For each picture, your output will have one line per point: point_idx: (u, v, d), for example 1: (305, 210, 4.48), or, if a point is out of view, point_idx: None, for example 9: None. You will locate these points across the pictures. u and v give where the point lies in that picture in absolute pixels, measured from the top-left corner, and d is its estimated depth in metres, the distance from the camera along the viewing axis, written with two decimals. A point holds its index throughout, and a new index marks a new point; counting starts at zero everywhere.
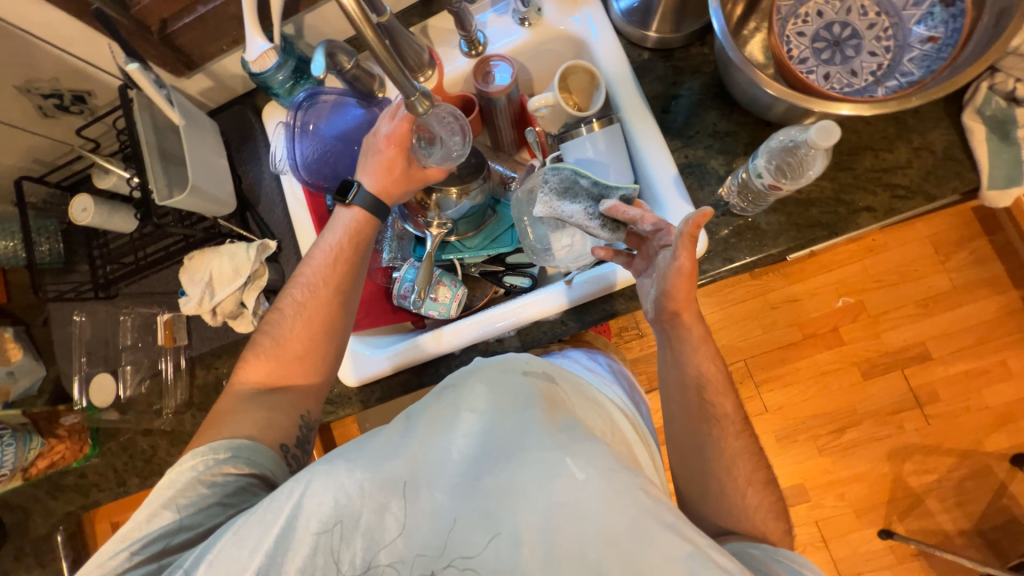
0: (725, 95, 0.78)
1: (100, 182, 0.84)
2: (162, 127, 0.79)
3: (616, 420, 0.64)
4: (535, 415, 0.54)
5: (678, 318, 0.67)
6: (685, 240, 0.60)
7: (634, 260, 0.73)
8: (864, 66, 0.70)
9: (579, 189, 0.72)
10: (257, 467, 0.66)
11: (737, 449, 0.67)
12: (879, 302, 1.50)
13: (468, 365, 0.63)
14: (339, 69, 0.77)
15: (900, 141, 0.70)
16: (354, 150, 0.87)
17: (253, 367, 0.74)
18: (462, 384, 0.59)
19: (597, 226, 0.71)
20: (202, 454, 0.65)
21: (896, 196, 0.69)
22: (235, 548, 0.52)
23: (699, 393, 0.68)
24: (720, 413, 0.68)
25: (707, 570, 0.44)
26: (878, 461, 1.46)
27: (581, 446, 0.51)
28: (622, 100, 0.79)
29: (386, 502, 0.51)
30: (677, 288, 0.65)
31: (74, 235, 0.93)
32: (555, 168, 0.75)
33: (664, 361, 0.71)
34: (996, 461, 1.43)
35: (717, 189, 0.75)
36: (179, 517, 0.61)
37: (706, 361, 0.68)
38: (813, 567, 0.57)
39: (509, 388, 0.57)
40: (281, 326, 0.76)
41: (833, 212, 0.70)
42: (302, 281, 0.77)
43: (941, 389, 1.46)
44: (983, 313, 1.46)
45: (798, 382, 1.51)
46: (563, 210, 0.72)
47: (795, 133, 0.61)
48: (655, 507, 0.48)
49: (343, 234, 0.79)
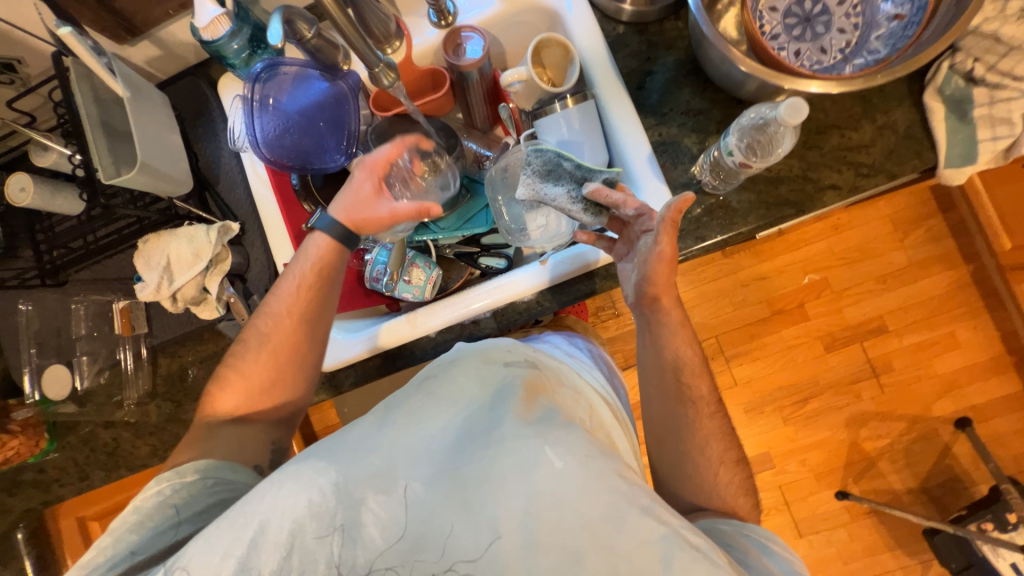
0: (698, 71, 0.77)
1: (38, 159, 0.78)
2: (105, 100, 0.73)
3: (595, 407, 0.65)
4: (515, 406, 0.54)
5: (655, 299, 0.68)
6: (667, 224, 0.62)
7: (615, 244, 0.74)
8: (833, 43, 0.71)
9: (562, 173, 0.71)
10: (230, 484, 0.64)
11: (707, 423, 0.69)
12: (842, 279, 1.56)
13: (450, 353, 0.64)
14: (298, 38, 0.71)
15: (865, 120, 0.72)
16: (318, 125, 0.83)
17: (245, 365, 0.71)
18: (443, 375, 0.60)
19: (580, 210, 0.70)
20: (166, 479, 0.62)
21: (860, 174, 0.71)
22: (207, 556, 0.48)
23: (674, 371, 0.70)
24: (694, 394, 0.70)
25: (681, 550, 0.46)
26: (837, 428, 1.55)
27: (558, 435, 0.52)
28: (597, 76, 0.77)
29: (362, 497, 0.49)
30: (657, 273, 0.66)
31: (13, 217, 0.86)
32: (536, 149, 0.73)
33: (641, 342, 0.73)
34: (942, 425, 1.54)
35: (689, 168, 0.76)
36: (145, 541, 0.58)
37: (680, 343, 0.70)
38: (776, 538, 0.61)
39: (488, 378, 0.58)
40: (240, 358, 0.72)
41: (800, 190, 0.72)
42: (266, 311, 0.73)
43: (895, 359, 1.56)
44: (936, 287, 1.54)
45: (766, 356, 1.57)
46: (545, 192, 0.71)
47: (766, 110, 0.61)
48: (631, 492, 0.49)
49: (309, 262, 0.73)
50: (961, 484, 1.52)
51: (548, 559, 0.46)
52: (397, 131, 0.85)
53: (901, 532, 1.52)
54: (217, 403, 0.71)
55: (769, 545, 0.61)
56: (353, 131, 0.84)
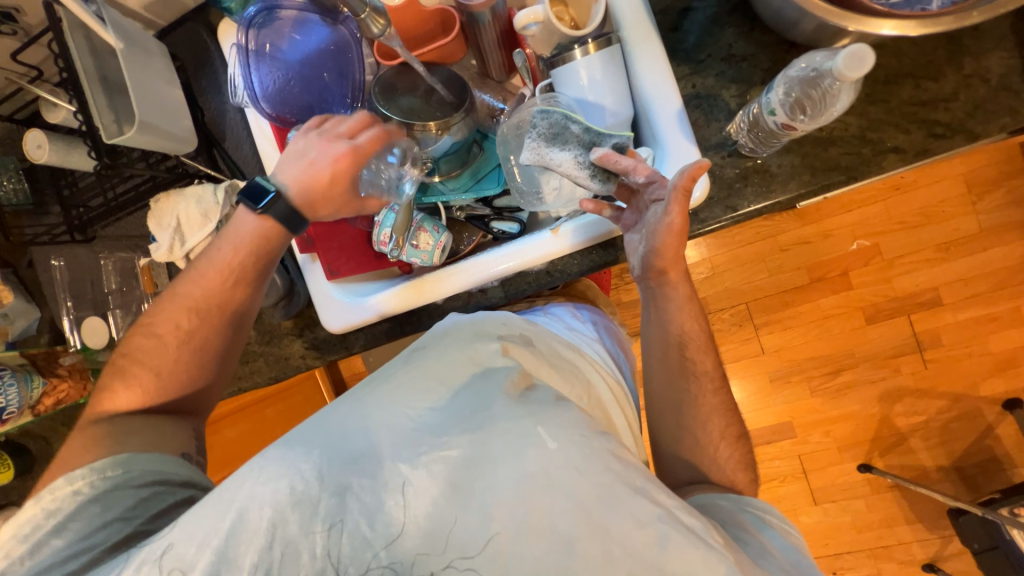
0: (746, 7, 0.65)
1: (49, 116, 0.79)
2: (101, 53, 0.70)
3: (592, 384, 0.67)
4: (504, 385, 0.55)
5: (662, 273, 0.65)
6: (679, 194, 0.59)
7: (623, 213, 0.69)
8: None
9: (569, 135, 0.67)
10: (159, 475, 0.61)
11: (712, 401, 0.67)
12: (896, 245, 1.42)
13: (441, 325, 0.65)
14: None
15: (949, 66, 0.60)
16: (321, 75, 0.79)
17: (165, 350, 0.68)
18: (432, 348, 0.61)
19: (587, 176, 0.68)
20: (82, 478, 0.59)
21: (932, 135, 0.60)
22: (184, 546, 0.49)
23: (678, 345, 0.67)
24: (699, 369, 0.67)
25: (675, 531, 0.46)
26: (868, 402, 1.48)
27: (551, 415, 0.51)
28: (623, 15, 0.67)
29: (347, 484, 0.50)
30: (666, 245, 0.63)
31: (39, 173, 0.89)
32: (543, 110, 0.69)
33: (646, 317, 0.70)
34: (987, 405, 1.44)
35: (725, 126, 0.66)
36: (74, 543, 0.56)
37: (688, 319, 0.66)
38: (773, 512, 0.60)
39: (479, 353, 0.60)
40: (149, 336, 0.69)
41: (855, 152, 0.62)
42: (181, 296, 0.70)
43: (945, 335, 1.44)
44: (1005, 258, 1.40)
45: (798, 325, 1.46)
46: (550, 157, 0.68)
47: (824, 58, 0.50)
48: (625, 472, 0.49)
49: (236, 248, 0.71)
50: (999, 465, 1.44)
51: (538, 544, 0.46)
52: (404, 82, 0.78)
53: (924, 508, 1.47)
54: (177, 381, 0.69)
55: (766, 516, 0.59)
56: (358, 82, 0.80)
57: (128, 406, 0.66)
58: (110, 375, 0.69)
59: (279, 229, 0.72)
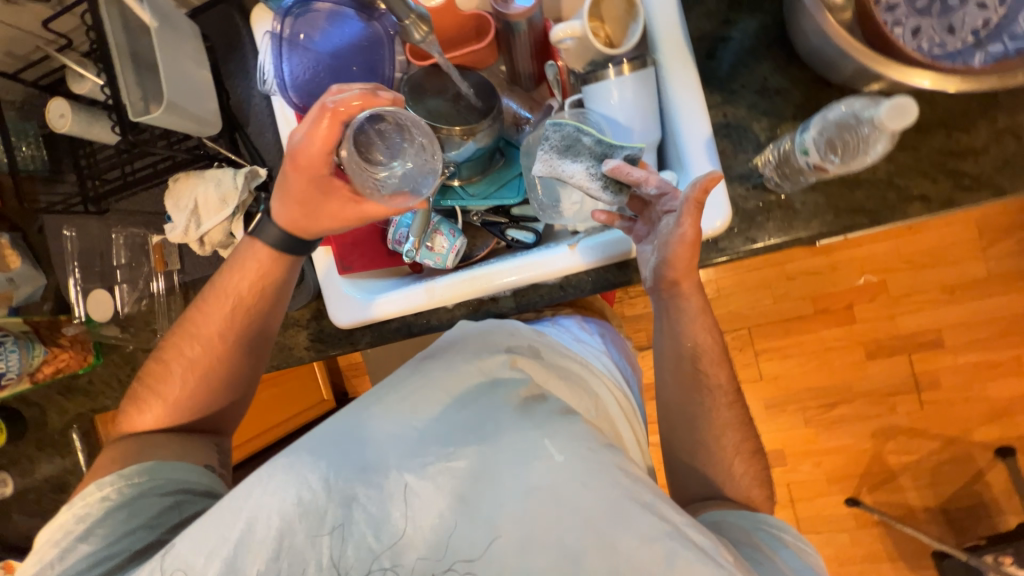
0: (784, 42, 0.65)
1: (76, 87, 0.79)
2: (134, 28, 0.70)
3: (602, 399, 0.67)
4: (510, 397, 0.56)
5: (673, 283, 0.66)
6: (691, 205, 0.59)
7: (635, 224, 0.70)
8: (965, 22, 0.52)
9: (581, 147, 0.68)
10: (182, 484, 0.63)
11: (727, 414, 0.68)
12: (903, 284, 1.42)
13: (449, 335, 0.67)
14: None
15: (982, 119, 0.60)
16: (348, 68, 0.78)
17: (177, 379, 0.69)
18: (440, 356, 0.62)
19: (598, 187, 0.68)
20: (111, 484, 0.61)
21: (959, 186, 0.60)
22: (193, 554, 0.49)
23: (691, 358, 0.68)
24: (714, 383, 0.68)
25: (684, 548, 0.45)
26: (861, 437, 1.48)
27: (558, 428, 0.52)
28: (661, 39, 0.67)
29: (352, 494, 0.49)
30: (678, 257, 0.63)
31: (58, 141, 0.89)
32: (556, 123, 0.70)
33: (658, 326, 0.71)
34: (980, 450, 1.44)
35: (752, 158, 0.66)
36: (98, 549, 0.57)
37: (702, 332, 0.68)
38: (791, 530, 0.60)
39: (487, 364, 0.61)
40: (161, 366, 0.70)
41: (880, 197, 0.62)
42: (189, 328, 0.70)
43: (943, 377, 1.44)
44: (1011, 306, 1.40)
45: (797, 355, 1.48)
46: (562, 168, 0.69)
47: (862, 106, 0.50)
48: (632, 487, 0.49)
49: (238, 277, 0.70)
50: (986, 511, 1.45)
51: (543, 558, 0.46)
52: (432, 84, 0.78)
53: (908, 547, 1.48)
54: (190, 396, 0.69)
55: (782, 534, 0.60)
56: (387, 78, 0.79)
57: (148, 414, 0.68)
58: (135, 395, 0.70)
59: (278, 256, 0.71)
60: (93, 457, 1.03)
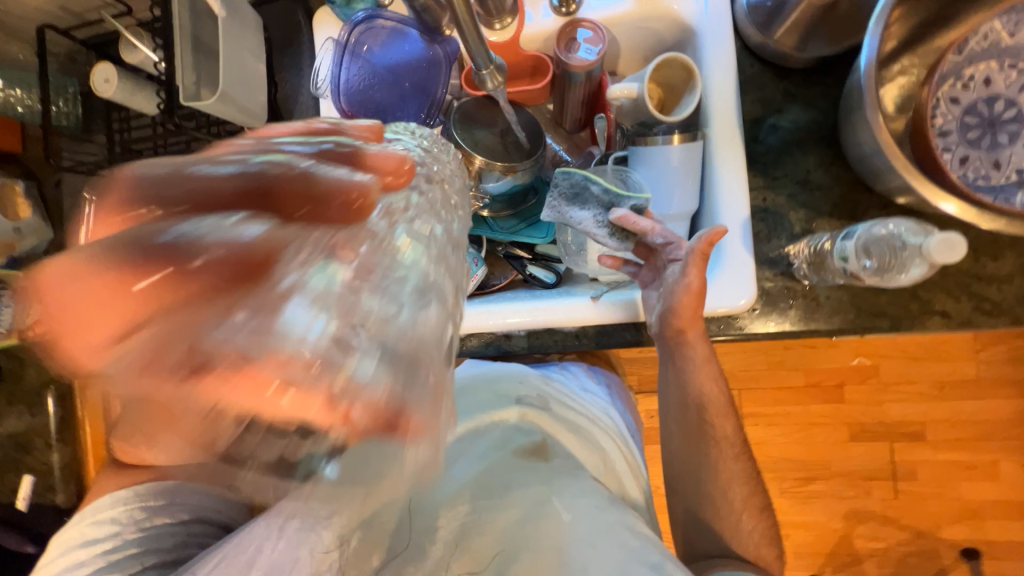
0: (832, 140, 0.67)
1: (127, 56, 0.78)
2: (200, 12, 0.70)
3: (608, 456, 0.71)
4: (517, 452, 0.66)
5: (679, 331, 0.65)
6: (697, 257, 0.62)
7: (641, 270, 0.72)
8: (1012, 159, 0.58)
9: (589, 196, 0.70)
10: (200, 512, 0.57)
11: (733, 467, 0.69)
12: (895, 373, 1.44)
13: (457, 378, 0.74)
14: (461, 31, 0.50)
15: (1010, 250, 0.61)
16: (402, 85, 0.80)
17: None
18: (451, 402, 0.71)
19: (604, 234, 0.70)
20: (125, 503, 0.55)
21: (980, 309, 0.62)
22: None
23: (697, 407, 0.69)
24: (720, 434, 0.69)
25: None
26: (834, 517, 1.48)
27: (567, 488, 0.61)
28: (714, 115, 0.69)
29: None
30: (683, 305, 0.64)
31: (94, 101, 0.87)
32: (565, 171, 0.72)
33: (665, 374, 0.72)
34: (946, 548, 1.45)
35: (785, 246, 0.67)
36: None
37: (708, 381, 0.68)
38: None
39: (500, 416, 0.69)
40: None
41: (903, 306, 0.63)
42: None
43: (921, 471, 1.45)
44: (996, 412, 1.42)
45: (784, 424, 1.48)
46: (570, 215, 0.71)
47: (909, 231, 0.55)
48: (641, 548, 0.55)
49: None
50: None
51: None
52: (483, 115, 0.79)
53: None
54: None
55: None
56: (437, 99, 0.80)
57: None
58: None
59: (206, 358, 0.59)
60: (65, 419, 1.00)
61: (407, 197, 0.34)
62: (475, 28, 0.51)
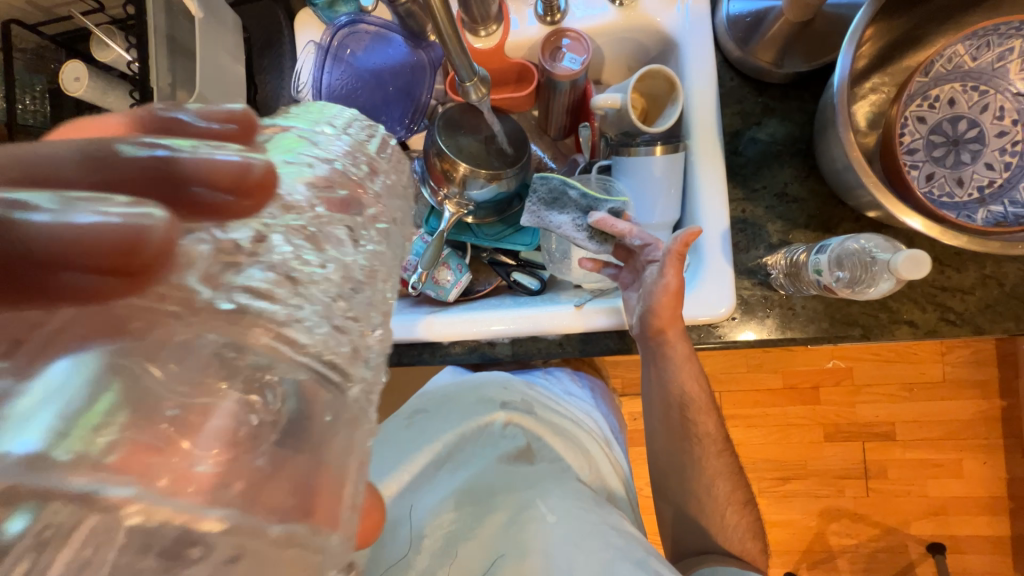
0: (807, 153, 0.69)
1: (98, 54, 0.75)
2: (176, 11, 0.68)
3: (594, 456, 0.72)
4: (502, 455, 0.66)
5: (660, 331, 0.66)
6: (673, 257, 0.63)
7: (621, 272, 0.73)
8: (974, 178, 0.61)
9: (567, 201, 0.72)
10: None
11: (717, 463, 0.70)
12: (867, 374, 1.50)
13: (440, 385, 0.75)
14: (444, 43, 0.50)
15: (972, 262, 0.64)
16: (385, 89, 0.80)
17: None
18: (434, 410, 0.71)
19: (584, 237, 0.71)
20: None
21: (944, 319, 0.65)
22: None
23: (680, 407, 0.71)
24: (703, 432, 0.71)
25: None
26: (809, 514, 1.52)
27: (552, 492, 0.61)
28: (695, 127, 0.70)
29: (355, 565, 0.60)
30: (662, 305, 0.65)
31: (63, 97, 0.81)
32: (543, 177, 0.74)
33: (647, 373, 0.73)
34: (914, 543, 1.51)
35: (762, 256, 0.69)
36: None
37: (689, 380, 0.69)
38: None
39: (484, 419, 0.70)
40: None
41: (873, 315, 0.66)
42: None
43: (891, 469, 1.50)
44: (961, 412, 1.48)
45: (762, 426, 1.52)
46: (550, 219, 0.72)
47: (879, 247, 0.58)
48: (627, 547, 0.56)
49: None
50: None
51: None
52: (468, 122, 0.79)
53: None
54: None
55: None
56: (422, 104, 0.80)
57: None
58: None
59: None
60: None
61: (261, 223, 0.27)
62: (457, 41, 0.50)
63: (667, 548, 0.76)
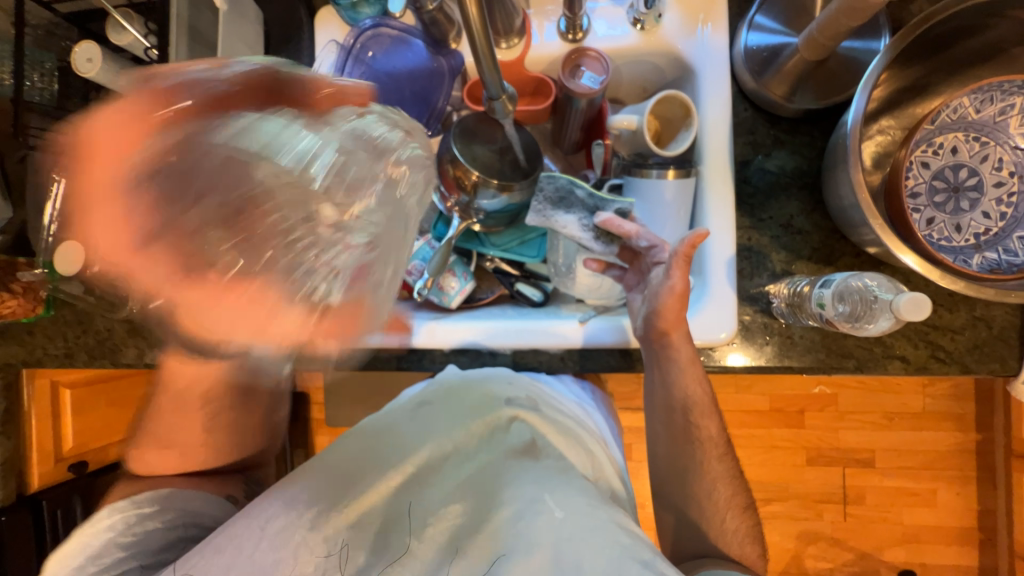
0: (815, 188, 0.71)
1: (116, 36, 0.74)
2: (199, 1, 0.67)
3: (596, 454, 0.72)
4: (507, 451, 0.66)
5: (663, 334, 0.67)
6: (679, 259, 0.63)
7: (626, 273, 0.75)
8: (971, 225, 0.64)
9: (574, 201, 0.73)
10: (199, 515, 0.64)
11: (717, 468, 0.71)
12: (852, 401, 1.52)
13: (444, 377, 0.73)
14: (478, 61, 0.51)
15: (963, 304, 0.66)
16: (403, 93, 0.80)
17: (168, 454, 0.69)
18: (438, 401, 0.70)
19: (590, 237, 0.72)
20: (120, 511, 0.62)
21: (933, 356, 0.67)
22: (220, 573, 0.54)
23: (682, 410, 0.70)
24: (704, 435, 0.71)
25: None
26: (787, 536, 1.54)
27: (558, 488, 0.61)
28: (708, 154, 0.72)
29: (354, 549, 0.58)
30: (667, 307, 0.65)
31: (72, 76, 0.80)
32: (550, 176, 0.76)
33: (651, 378, 0.71)
34: (886, 569, 1.54)
35: (765, 284, 0.70)
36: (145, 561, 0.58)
37: (694, 384, 0.69)
38: None
39: (490, 415, 0.68)
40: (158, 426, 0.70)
41: (867, 349, 0.67)
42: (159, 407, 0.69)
43: (869, 495, 1.53)
44: (940, 444, 1.51)
45: (749, 446, 1.54)
46: (556, 219, 0.74)
47: (882, 287, 0.60)
48: (633, 546, 0.56)
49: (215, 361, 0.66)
50: None
51: None
52: (483, 130, 0.78)
53: None
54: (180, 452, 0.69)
55: None
56: (437, 110, 0.82)
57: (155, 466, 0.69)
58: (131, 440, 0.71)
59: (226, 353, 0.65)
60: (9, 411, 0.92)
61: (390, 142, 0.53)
62: (494, 61, 0.51)
63: (663, 555, 0.75)
